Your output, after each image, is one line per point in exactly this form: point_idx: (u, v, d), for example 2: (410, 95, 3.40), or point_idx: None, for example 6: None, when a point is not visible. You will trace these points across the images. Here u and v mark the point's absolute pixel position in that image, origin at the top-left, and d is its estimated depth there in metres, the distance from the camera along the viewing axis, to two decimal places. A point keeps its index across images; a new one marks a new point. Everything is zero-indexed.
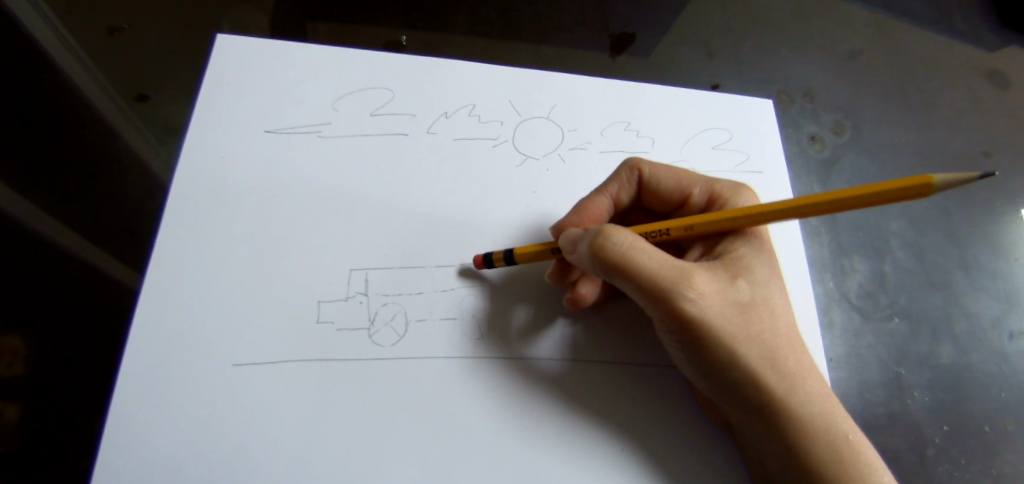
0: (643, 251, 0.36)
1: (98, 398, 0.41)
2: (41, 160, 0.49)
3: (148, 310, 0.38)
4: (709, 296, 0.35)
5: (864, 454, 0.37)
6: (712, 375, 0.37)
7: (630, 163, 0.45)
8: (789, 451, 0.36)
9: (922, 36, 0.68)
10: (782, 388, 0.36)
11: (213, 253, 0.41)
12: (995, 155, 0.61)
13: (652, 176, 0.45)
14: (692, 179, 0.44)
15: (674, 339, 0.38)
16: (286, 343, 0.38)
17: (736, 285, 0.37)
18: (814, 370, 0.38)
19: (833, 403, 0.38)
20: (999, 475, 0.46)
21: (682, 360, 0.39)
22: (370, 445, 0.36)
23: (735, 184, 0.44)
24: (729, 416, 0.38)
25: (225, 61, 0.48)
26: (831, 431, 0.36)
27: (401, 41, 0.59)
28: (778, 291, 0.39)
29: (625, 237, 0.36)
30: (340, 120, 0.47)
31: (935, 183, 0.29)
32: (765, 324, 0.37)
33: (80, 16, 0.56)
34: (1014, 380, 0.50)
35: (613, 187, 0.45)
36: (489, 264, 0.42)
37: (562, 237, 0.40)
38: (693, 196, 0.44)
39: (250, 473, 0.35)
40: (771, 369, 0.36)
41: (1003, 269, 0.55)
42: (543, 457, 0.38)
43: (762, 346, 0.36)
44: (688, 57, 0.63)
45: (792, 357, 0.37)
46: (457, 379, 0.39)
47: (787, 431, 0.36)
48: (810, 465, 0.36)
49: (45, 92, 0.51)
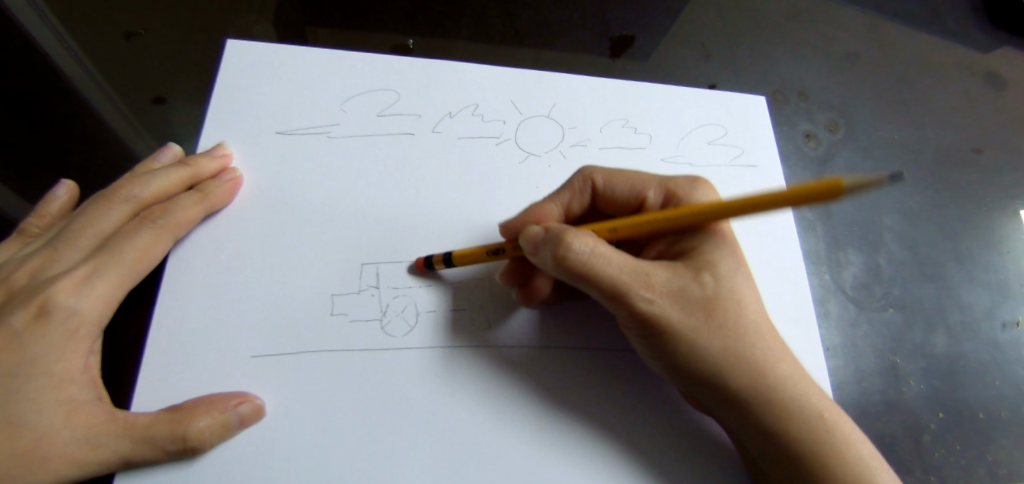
0: (601, 255, 0.36)
1: (121, 375, 0.41)
2: (64, 174, 0.52)
3: (167, 304, 0.39)
4: (666, 295, 0.36)
5: (842, 432, 0.37)
6: (680, 368, 0.37)
7: (584, 173, 0.45)
8: (761, 432, 0.36)
9: (914, 36, 0.70)
10: (751, 377, 0.36)
11: (232, 245, 0.42)
12: (986, 151, 0.63)
13: (606, 184, 0.44)
14: (646, 180, 0.44)
15: (639, 336, 0.39)
16: (299, 335, 0.39)
17: (700, 280, 0.37)
18: (788, 355, 0.38)
19: (809, 384, 0.38)
20: (993, 460, 0.47)
21: (648, 355, 0.40)
22: (383, 433, 0.37)
23: (689, 179, 0.44)
24: (703, 403, 0.39)
25: (237, 64, 0.50)
26: (808, 413, 0.37)
27: (407, 45, 0.61)
28: (746, 282, 0.39)
29: (585, 243, 0.36)
30: (349, 121, 0.48)
31: (842, 186, 0.29)
32: (731, 316, 0.37)
33: (90, 28, 0.58)
34: (1007, 369, 0.51)
35: (564, 196, 0.45)
36: (430, 266, 0.43)
37: (523, 240, 0.39)
38: (648, 198, 0.44)
39: (268, 460, 0.36)
40: (735, 360, 0.36)
41: (996, 262, 0.57)
42: (551, 444, 0.38)
43: (727, 336, 0.36)
44: (686, 58, 0.65)
45: (760, 345, 0.37)
46: (463, 367, 0.40)
47: (756, 413, 0.36)
48: (789, 448, 0.36)
49: (67, 116, 0.55)
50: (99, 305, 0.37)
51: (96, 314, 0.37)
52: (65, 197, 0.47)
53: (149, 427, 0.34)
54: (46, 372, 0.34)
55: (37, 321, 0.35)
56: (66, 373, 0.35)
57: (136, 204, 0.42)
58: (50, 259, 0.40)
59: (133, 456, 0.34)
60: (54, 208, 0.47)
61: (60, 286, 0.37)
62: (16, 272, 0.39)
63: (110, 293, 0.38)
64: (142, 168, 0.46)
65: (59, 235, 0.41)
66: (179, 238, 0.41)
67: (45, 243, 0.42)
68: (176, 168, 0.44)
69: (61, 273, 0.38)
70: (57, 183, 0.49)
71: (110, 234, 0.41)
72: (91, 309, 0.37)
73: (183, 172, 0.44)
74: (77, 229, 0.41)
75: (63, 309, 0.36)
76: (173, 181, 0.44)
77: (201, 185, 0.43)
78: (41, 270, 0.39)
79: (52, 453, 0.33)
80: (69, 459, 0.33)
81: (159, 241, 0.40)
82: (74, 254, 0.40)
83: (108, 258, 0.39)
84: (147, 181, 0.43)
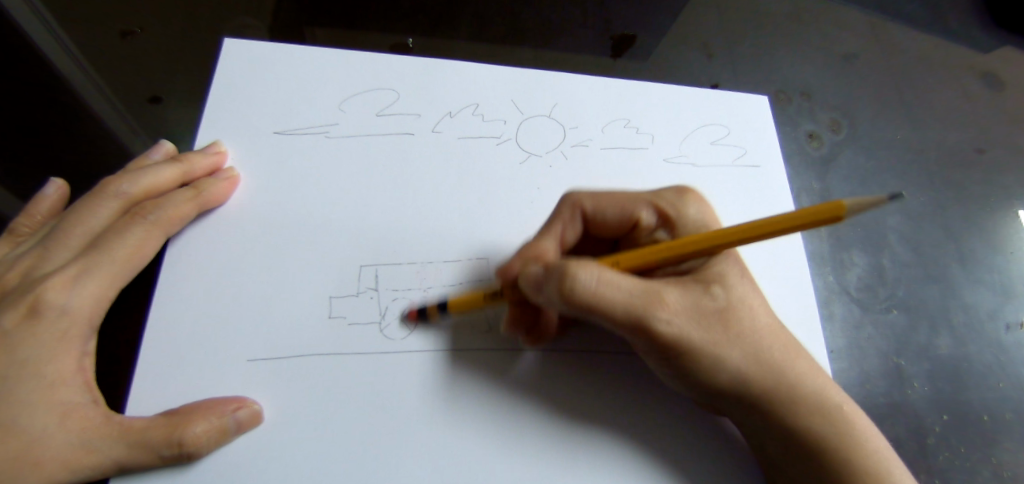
0: (613, 285, 0.35)
1: (119, 377, 0.41)
2: (61, 174, 0.52)
3: (162, 306, 0.39)
4: (683, 313, 0.35)
5: (862, 425, 0.37)
6: (704, 386, 0.37)
7: (571, 200, 0.43)
8: (797, 442, 0.36)
9: (915, 36, 0.70)
10: (770, 383, 0.36)
11: (228, 246, 0.42)
12: (989, 152, 0.63)
13: (596, 208, 0.43)
14: (635, 200, 0.42)
15: (657, 357, 0.38)
16: (296, 338, 0.39)
17: (710, 293, 0.37)
18: (800, 352, 0.38)
19: (823, 379, 0.38)
20: (997, 463, 0.47)
21: (669, 376, 0.39)
22: (381, 437, 0.37)
23: (677, 192, 0.43)
24: (730, 414, 0.38)
25: (235, 63, 0.49)
26: (829, 411, 0.37)
27: (407, 43, 0.60)
28: (752, 288, 0.39)
29: (593, 274, 0.34)
30: (348, 121, 0.48)
31: (847, 207, 0.31)
32: (744, 323, 0.37)
33: (84, 25, 0.57)
34: (1012, 371, 0.51)
35: (557, 227, 0.43)
36: (424, 317, 0.41)
37: (522, 280, 0.38)
38: (641, 217, 0.42)
39: (265, 466, 0.35)
40: (755, 368, 0.36)
41: (999, 263, 0.56)
42: (552, 449, 0.38)
43: (745, 345, 0.36)
44: (688, 57, 0.65)
45: (775, 348, 0.37)
46: (463, 369, 0.39)
47: (782, 421, 0.36)
48: (818, 451, 0.36)
49: (62, 114, 0.54)
50: (90, 303, 0.37)
51: (87, 312, 0.37)
52: (53, 196, 0.47)
53: (142, 433, 0.33)
54: (38, 374, 0.34)
55: (27, 320, 0.35)
56: (57, 375, 0.34)
57: (126, 200, 0.42)
58: (42, 257, 0.39)
59: (126, 461, 0.33)
60: (43, 208, 0.46)
61: (50, 284, 0.36)
62: (8, 272, 0.39)
63: (102, 291, 0.38)
64: (133, 165, 0.45)
65: (50, 234, 0.41)
66: (172, 235, 0.41)
67: (36, 242, 0.42)
68: (169, 165, 0.43)
69: (51, 272, 0.38)
70: (47, 182, 0.48)
71: (99, 231, 0.41)
72: (82, 308, 0.37)
73: (175, 169, 0.43)
74: (67, 228, 0.40)
75: (54, 308, 0.36)
76: (167, 178, 0.43)
77: (194, 182, 0.43)
78: (32, 269, 0.39)
79: (44, 458, 0.32)
80: (61, 463, 0.32)
81: (152, 237, 0.40)
82: (65, 254, 0.40)
83: (98, 256, 0.38)
84: (137, 177, 0.43)
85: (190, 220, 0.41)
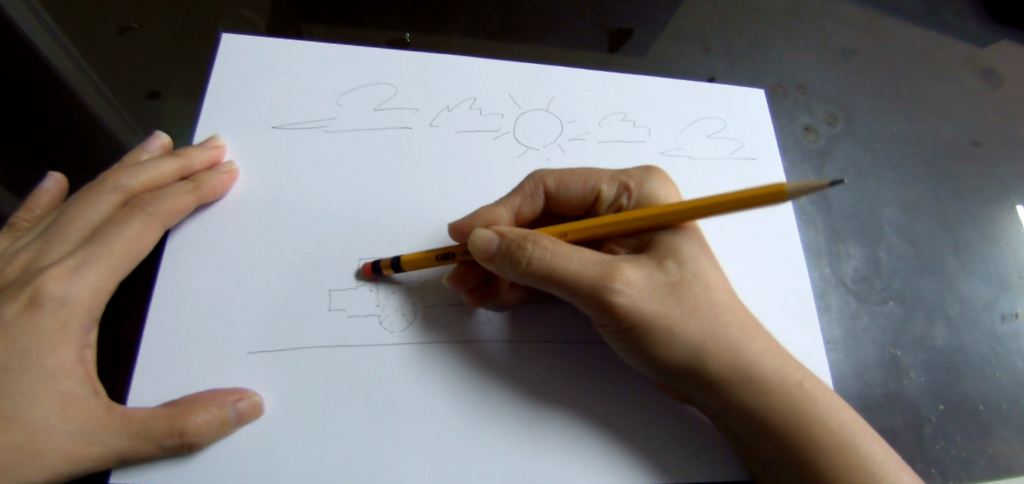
0: (565, 257, 0.35)
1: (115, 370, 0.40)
2: (58, 168, 0.52)
3: (162, 300, 0.39)
4: (636, 285, 0.36)
5: (823, 396, 0.38)
6: (656, 359, 0.37)
7: (536, 177, 0.43)
8: (752, 419, 0.36)
9: (912, 29, 0.70)
10: (724, 358, 0.36)
11: (225, 238, 0.42)
12: (985, 145, 0.63)
13: (559, 186, 0.43)
14: (598, 174, 0.43)
15: (611, 330, 0.38)
16: (295, 330, 0.39)
17: (664, 268, 0.37)
18: (755, 327, 0.38)
19: (779, 353, 0.38)
20: (993, 452, 0.47)
21: (629, 355, 0.39)
22: (381, 428, 0.37)
23: (644, 169, 0.44)
24: (689, 393, 0.38)
25: (232, 58, 0.49)
26: (785, 385, 0.37)
27: (404, 38, 0.60)
28: (710, 265, 0.39)
29: (546, 248, 0.35)
30: (346, 115, 0.48)
31: (786, 190, 0.31)
32: (699, 298, 0.37)
33: (80, 22, 0.57)
34: (1007, 361, 0.51)
35: (515, 200, 0.43)
36: (377, 271, 0.41)
37: (474, 250, 0.38)
38: (603, 191, 0.43)
39: (267, 456, 0.35)
40: (712, 344, 0.36)
41: (995, 255, 0.57)
42: (549, 439, 0.38)
43: (699, 319, 0.36)
44: (685, 52, 0.65)
45: (731, 325, 0.37)
46: (461, 360, 0.40)
47: (741, 399, 0.36)
48: (777, 427, 0.36)
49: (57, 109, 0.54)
50: (89, 294, 0.37)
51: (85, 303, 0.37)
52: (53, 190, 0.47)
53: (145, 424, 0.34)
54: (39, 365, 0.34)
55: (27, 311, 0.35)
56: (58, 367, 0.34)
57: (125, 193, 0.42)
58: (42, 250, 0.40)
59: (130, 453, 0.33)
60: (43, 201, 0.46)
61: (48, 276, 0.36)
62: (8, 264, 0.39)
63: (100, 282, 0.38)
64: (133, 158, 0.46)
65: (50, 227, 0.41)
66: (171, 226, 0.41)
67: (36, 235, 0.42)
68: (168, 159, 0.44)
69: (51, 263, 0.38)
70: (47, 176, 0.48)
71: (99, 224, 0.41)
72: (82, 298, 0.37)
73: (174, 163, 0.43)
74: (67, 221, 0.41)
75: (54, 298, 0.36)
76: (167, 171, 0.43)
77: (193, 175, 0.43)
78: (32, 263, 0.39)
79: (48, 448, 0.32)
80: (62, 454, 0.33)
81: (148, 229, 0.40)
82: (63, 246, 0.40)
83: (96, 249, 0.39)
84: (137, 171, 0.43)
85: (188, 212, 0.41)
